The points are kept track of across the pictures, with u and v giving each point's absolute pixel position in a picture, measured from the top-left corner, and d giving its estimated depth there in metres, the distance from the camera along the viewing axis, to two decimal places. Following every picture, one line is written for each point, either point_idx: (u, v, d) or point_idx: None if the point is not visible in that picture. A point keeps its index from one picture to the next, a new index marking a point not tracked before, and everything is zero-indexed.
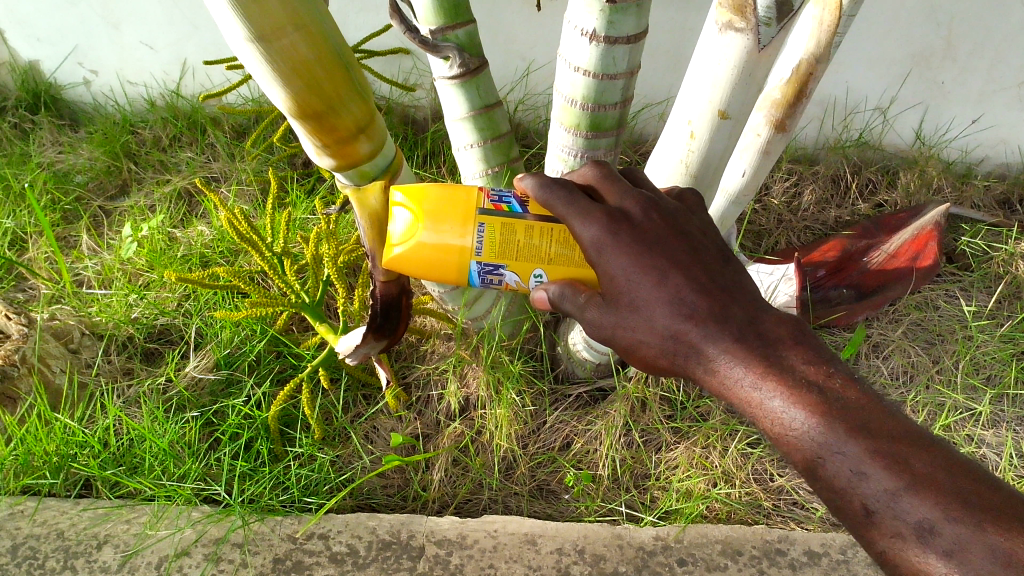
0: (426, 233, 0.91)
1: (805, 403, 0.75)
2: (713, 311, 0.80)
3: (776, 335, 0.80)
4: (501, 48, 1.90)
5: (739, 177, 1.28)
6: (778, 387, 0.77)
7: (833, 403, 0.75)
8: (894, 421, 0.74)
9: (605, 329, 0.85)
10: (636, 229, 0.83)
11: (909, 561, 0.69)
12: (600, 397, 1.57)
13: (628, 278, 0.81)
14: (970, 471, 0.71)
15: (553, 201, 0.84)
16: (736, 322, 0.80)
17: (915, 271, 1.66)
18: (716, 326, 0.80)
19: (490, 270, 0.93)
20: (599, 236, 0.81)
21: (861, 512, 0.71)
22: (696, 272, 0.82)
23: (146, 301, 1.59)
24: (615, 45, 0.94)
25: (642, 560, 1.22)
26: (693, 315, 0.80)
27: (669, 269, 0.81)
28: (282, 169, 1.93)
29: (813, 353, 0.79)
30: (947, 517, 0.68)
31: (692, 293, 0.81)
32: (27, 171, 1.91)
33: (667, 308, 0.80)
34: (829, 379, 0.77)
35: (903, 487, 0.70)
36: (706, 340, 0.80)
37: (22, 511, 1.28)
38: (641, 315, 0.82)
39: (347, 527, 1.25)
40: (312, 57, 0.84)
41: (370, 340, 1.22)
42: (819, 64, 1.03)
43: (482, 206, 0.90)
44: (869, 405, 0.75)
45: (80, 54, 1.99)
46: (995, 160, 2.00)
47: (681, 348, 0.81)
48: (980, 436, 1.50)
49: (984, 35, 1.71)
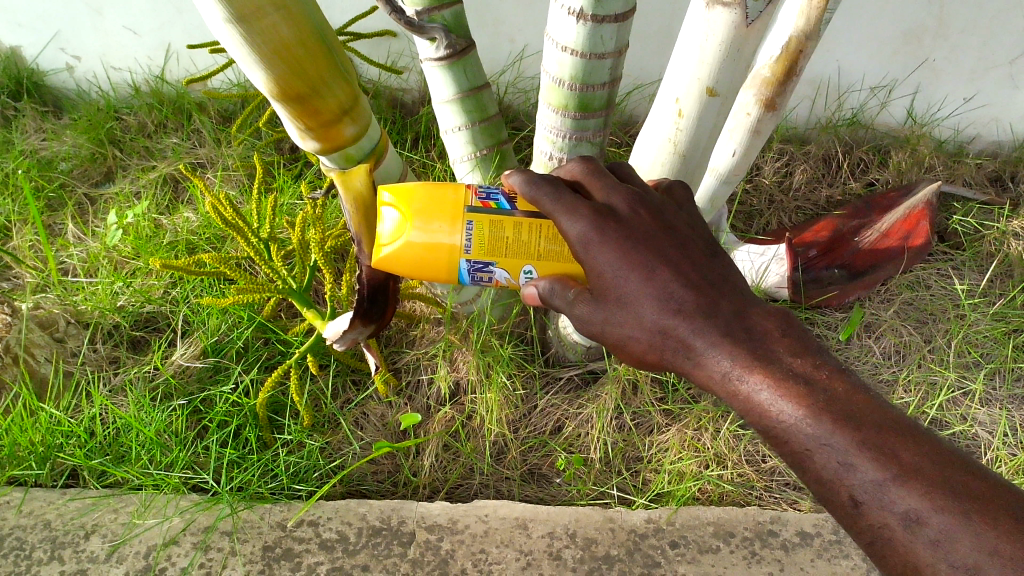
0: (416, 232, 0.89)
1: (792, 395, 0.74)
2: (701, 306, 0.79)
3: (763, 328, 0.80)
4: (489, 30, 1.87)
5: (728, 157, 1.27)
6: (765, 379, 0.76)
7: (820, 395, 0.74)
8: (881, 412, 0.73)
9: (594, 326, 0.83)
10: (623, 224, 0.81)
11: (898, 550, 0.68)
12: (591, 380, 1.56)
13: (615, 275, 0.80)
14: (957, 461, 0.69)
15: (540, 197, 0.82)
16: (723, 316, 0.79)
17: (906, 251, 1.65)
18: (703, 320, 0.79)
19: (479, 268, 0.91)
20: (586, 233, 0.80)
21: (849, 503, 0.71)
22: (684, 266, 0.81)
23: (133, 289, 1.57)
24: (603, 24, 0.93)
25: (635, 543, 1.21)
26: (680, 310, 0.79)
27: (657, 264, 0.80)
28: (268, 154, 1.90)
29: (801, 345, 0.78)
30: (934, 507, 0.66)
31: (680, 288, 0.80)
32: (10, 158, 1.89)
33: (653, 303, 0.79)
34: (815, 371, 0.76)
35: (890, 478, 0.69)
36: (694, 334, 0.79)
37: (8, 502, 1.27)
38: (629, 310, 0.81)
39: (337, 513, 1.24)
40: (293, 38, 0.82)
41: (358, 325, 1.19)
42: (809, 42, 1.02)
43: (470, 203, 0.89)
44: (856, 397, 0.74)
45: (62, 39, 1.96)
46: (986, 138, 1.99)
47: (670, 343, 0.80)
48: (973, 415, 1.50)
49: (975, 12, 1.70)
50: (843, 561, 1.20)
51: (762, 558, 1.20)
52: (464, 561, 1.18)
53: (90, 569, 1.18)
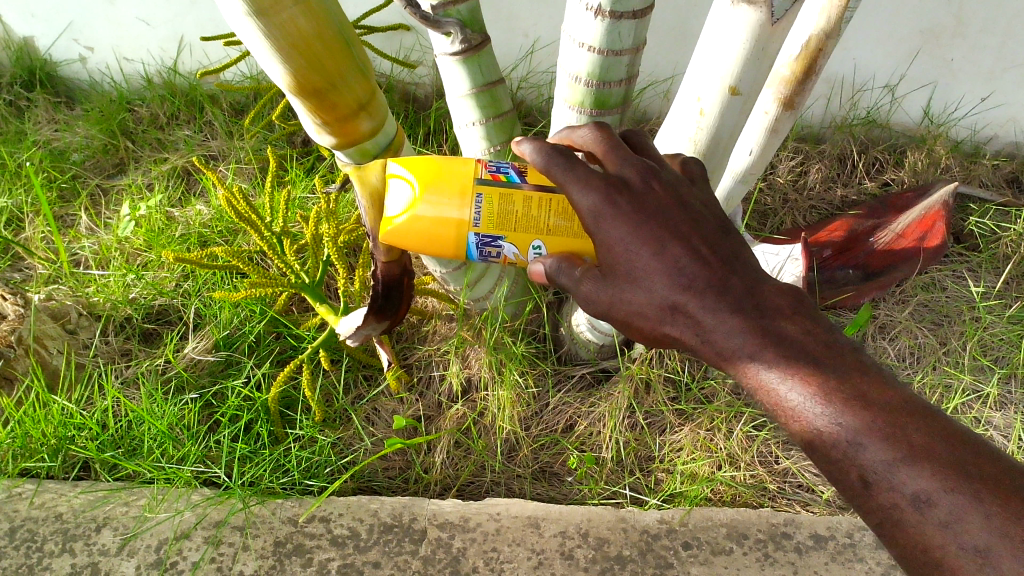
0: (425, 205, 0.88)
1: (802, 374, 0.74)
2: (712, 281, 0.78)
3: (775, 305, 0.79)
4: (503, 25, 1.86)
5: (746, 157, 1.27)
6: (776, 358, 0.75)
7: (832, 374, 0.74)
8: (893, 392, 0.73)
9: (600, 303, 0.82)
10: (635, 197, 0.80)
11: (908, 532, 0.66)
12: (603, 378, 1.55)
13: (625, 248, 0.79)
14: (971, 443, 0.69)
15: (552, 166, 0.80)
16: (734, 292, 0.78)
17: (922, 253, 1.62)
18: (713, 296, 0.78)
19: (488, 243, 0.90)
20: (598, 204, 0.78)
21: (858, 483, 0.70)
22: (695, 241, 0.80)
23: (145, 281, 1.57)
24: (622, 19, 0.92)
25: (647, 543, 1.20)
26: (690, 286, 0.78)
27: (668, 239, 0.79)
28: (281, 147, 1.90)
29: (810, 323, 0.78)
30: (944, 488, 0.65)
31: (690, 263, 0.79)
32: (23, 149, 1.88)
33: (664, 279, 0.78)
34: (826, 352, 0.76)
35: (901, 458, 0.68)
36: (704, 310, 0.78)
37: (20, 494, 1.26)
38: (638, 286, 0.79)
39: (349, 509, 1.24)
40: (313, 33, 0.82)
41: (372, 322, 1.18)
42: (829, 40, 1.02)
43: (480, 176, 0.88)
44: (868, 378, 0.74)
45: (75, 30, 1.96)
46: (1003, 139, 1.97)
47: (678, 319, 0.79)
48: (988, 418, 1.48)
49: (996, 13, 1.67)
50: (857, 565, 1.19)
51: (775, 560, 1.19)
52: (475, 560, 1.18)
53: (102, 562, 1.18)
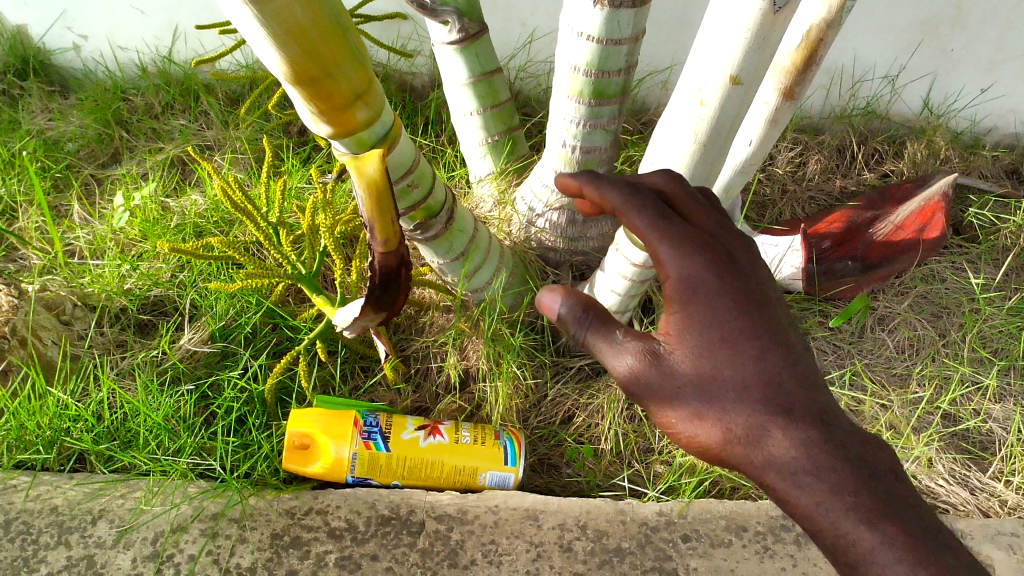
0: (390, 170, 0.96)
1: (814, 447, 0.75)
2: (752, 343, 0.79)
3: (801, 378, 0.79)
4: (502, 14, 1.85)
5: (746, 147, 1.26)
6: (792, 436, 0.75)
7: (843, 457, 0.74)
8: (893, 483, 0.74)
9: (631, 346, 0.81)
10: (694, 235, 0.84)
11: None
12: (601, 370, 1.54)
13: (683, 292, 0.81)
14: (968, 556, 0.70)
15: (617, 186, 0.86)
16: (768, 356, 0.79)
17: (921, 245, 1.58)
18: (749, 359, 0.78)
19: None
20: (655, 221, 0.84)
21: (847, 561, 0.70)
22: (744, 300, 0.82)
23: (140, 272, 1.56)
24: (620, 9, 0.96)
25: (646, 536, 1.20)
26: (731, 343, 0.79)
27: (724, 295, 0.81)
28: (277, 137, 1.89)
29: (829, 406, 0.79)
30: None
31: (737, 323, 0.80)
32: (16, 138, 1.87)
33: (711, 330, 0.79)
34: (838, 429, 0.77)
35: (901, 549, 0.68)
36: (734, 366, 0.78)
37: (15, 486, 1.25)
38: (683, 336, 0.80)
39: (346, 501, 1.23)
40: (309, 21, 0.80)
41: (370, 314, 1.15)
42: (830, 31, 0.99)
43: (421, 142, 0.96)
44: (874, 467, 0.75)
45: (69, 18, 1.94)
46: (1003, 130, 1.96)
47: (707, 369, 0.79)
48: (987, 410, 1.48)
49: (998, 4, 1.66)
50: None
51: (775, 553, 1.18)
52: (473, 552, 1.17)
53: (97, 554, 1.17)
